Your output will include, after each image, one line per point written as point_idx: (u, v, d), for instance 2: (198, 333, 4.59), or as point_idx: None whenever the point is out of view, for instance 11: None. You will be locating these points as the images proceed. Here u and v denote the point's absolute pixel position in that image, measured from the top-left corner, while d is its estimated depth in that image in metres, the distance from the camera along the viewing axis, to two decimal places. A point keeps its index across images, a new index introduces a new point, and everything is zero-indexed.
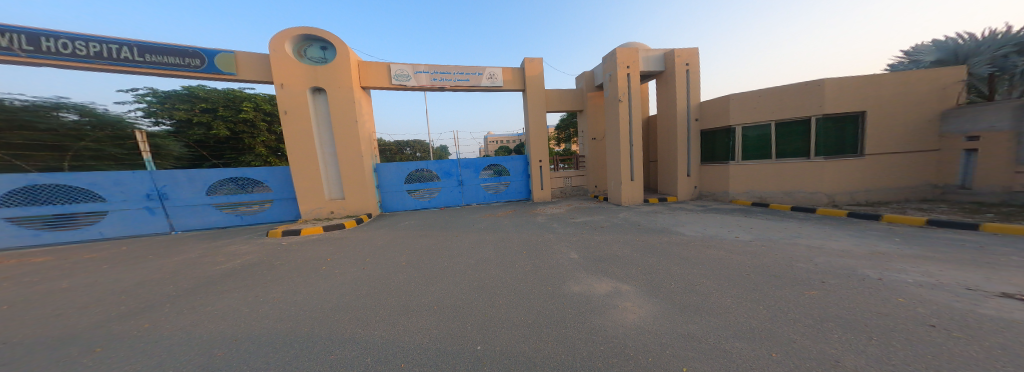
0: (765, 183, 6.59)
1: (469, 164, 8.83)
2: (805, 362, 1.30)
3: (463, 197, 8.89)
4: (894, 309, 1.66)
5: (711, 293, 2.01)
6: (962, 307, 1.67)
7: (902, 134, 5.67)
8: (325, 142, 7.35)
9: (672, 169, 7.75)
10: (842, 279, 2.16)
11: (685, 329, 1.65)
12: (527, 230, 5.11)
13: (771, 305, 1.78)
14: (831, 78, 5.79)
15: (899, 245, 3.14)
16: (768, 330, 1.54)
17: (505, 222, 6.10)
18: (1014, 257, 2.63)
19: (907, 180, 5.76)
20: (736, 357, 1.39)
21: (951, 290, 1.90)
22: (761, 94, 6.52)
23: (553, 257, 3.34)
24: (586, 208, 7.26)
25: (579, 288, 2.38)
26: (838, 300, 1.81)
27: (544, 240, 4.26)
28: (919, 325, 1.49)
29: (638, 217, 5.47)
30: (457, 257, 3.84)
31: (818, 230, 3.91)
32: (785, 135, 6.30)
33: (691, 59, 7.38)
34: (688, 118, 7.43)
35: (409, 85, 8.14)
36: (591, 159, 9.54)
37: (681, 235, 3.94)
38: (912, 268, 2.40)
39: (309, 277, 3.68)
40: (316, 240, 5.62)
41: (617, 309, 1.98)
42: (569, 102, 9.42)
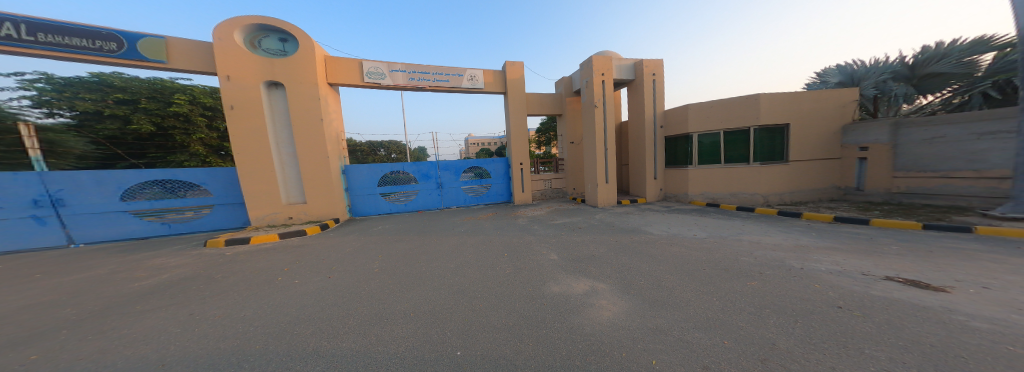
0: (717, 186, 7.40)
1: (448, 166, 8.67)
2: (750, 346, 1.53)
3: (443, 201, 8.66)
4: (813, 295, 2.02)
5: (674, 288, 2.25)
6: (860, 290, 2.09)
7: (816, 144, 6.79)
8: (282, 141, 6.66)
9: (641, 172, 8.33)
10: (775, 270, 2.56)
11: (654, 323, 1.83)
12: (508, 232, 5.15)
13: (723, 296, 2.05)
14: (765, 94, 6.73)
15: (815, 238, 3.79)
16: (720, 320, 1.78)
17: (484, 224, 6.07)
18: (895, 247, 3.32)
19: (819, 181, 6.91)
20: (697, 347, 1.58)
21: (851, 275, 2.37)
22: (713, 105, 7.29)
23: (534, 258, 3.44)
24: (564, 210, 7.44)
25: (557, 288, 2.49)
26: (772, 289, 2.14)
27: (525, 242, 4.35)
28: (832, 307, 1.83)
29: (612, 218, 5.81)
30: (436, 261, 3.76)
31: (758, 227, 4.53)
32: (733, 142, 7.13)
33: (657, 69, 8.02)
34: (654, 125, 8.07)
35: (383, 84, 7.74)
36: (570, 163, 9.83)
37: (650, 234, 4.31)
38: (825, 258, 2.93)
39: (262, 289, 3.31)
40: (267, 249, 5.03)
41: (594, 307, 2.11)
42: (549, 106, 9.61)
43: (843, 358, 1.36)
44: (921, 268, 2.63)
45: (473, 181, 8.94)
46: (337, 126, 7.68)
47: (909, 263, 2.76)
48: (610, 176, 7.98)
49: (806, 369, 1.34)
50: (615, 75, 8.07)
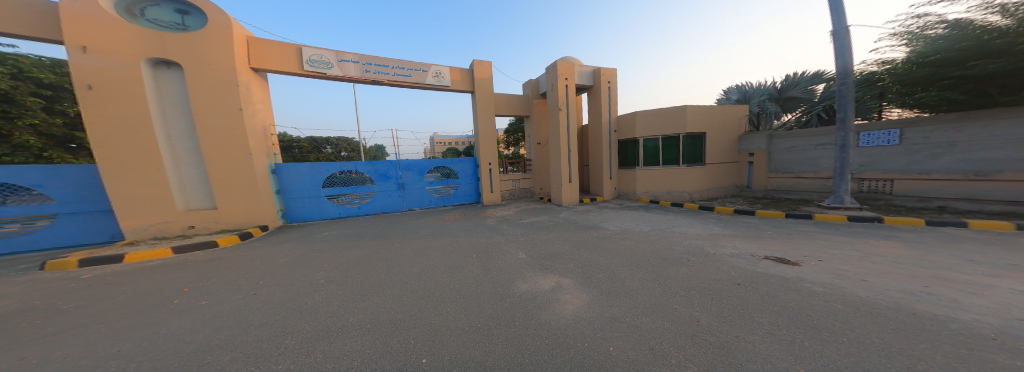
0: (656, 185, 8.46)
1: (408, 166, 8.65)
2: (681, 325, 2.02)
3: (404, 201, 8.62)
4: (722, 279, 2.58)
5: (626, 277, 2.62)
6: (752, 272, 2.79)
7: (723, 148, 8.34)
8: (177, 134, 5.81)
9: (598, 172, 9.03)
10: (697, 256, 3.15)
11: (610, 312, 2.14)
12: (476, 234, 5.06)
13: (662, 284, 2.48)
14: (690, 106, 7.95)
15: (723, 227, 4.78)
16: (662, 305, 2.22)
17: (450, 226, 5.88)
18: (771, 233, 4.42)
19: (726, 179, 8.51)
20: (644, 331, 1.95)
21: (746, 256, 3.13)
22: (654, 113, 8.29)
23: (504, 258, 3.53)
24: (532, 210, 7.57)
25: (526, 286, 2.61)
26: (696, 274, 2.66)
27: (496, 242, 4.39)
28: (735, 285, 2.51)
29: (575, 216, 6.28)
30: (399, 266, 3.52)
31: (685, 220, 5.45)
32: (670, 147, 8.24)
33: (611, 78, 8.76)
34: (609, 129, 8.78)
35: (329, 73, 7.51)
36: (538, 163, 10.14)
37: (606, 229, 4.78)
38: (731, 244, 3.74)
39: (151, 315, 2.61)
40: (153, 266, 3.97)
41: (559, 301, 2.29)
42: (517, 107, 9.84)
43: (742, 329, 1.94)
44: (787, 249, 3.59)
45: (440, 182, 9.01)
46: (263, 118, 6.99)
47: (781, 245, 3.72)
48: (573, 176, 8.49)
49: (719, 339, 1.88)
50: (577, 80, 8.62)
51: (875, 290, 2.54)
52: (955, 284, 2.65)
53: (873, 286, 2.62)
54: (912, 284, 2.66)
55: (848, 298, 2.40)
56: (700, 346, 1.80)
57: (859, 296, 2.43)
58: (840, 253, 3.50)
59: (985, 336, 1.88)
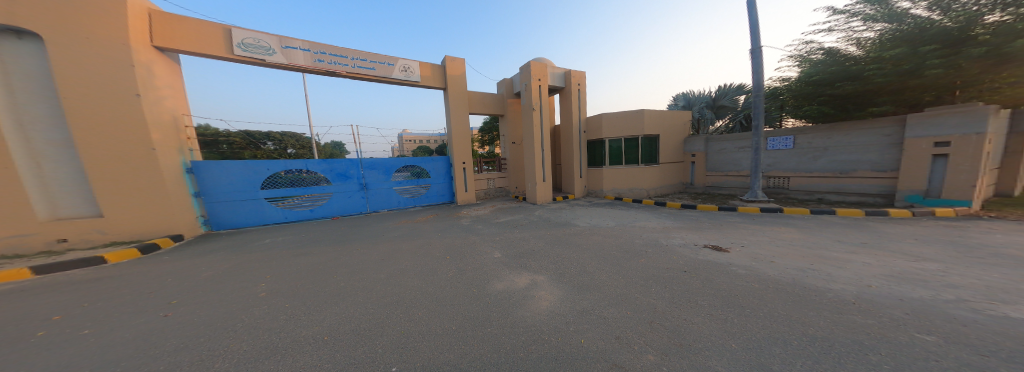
0: (620, 183, 9.02)
1: (370, 164, 8.26)
2: (640, 312, 2.27)
3: (368, 201, 8.22)
4: (671, 270, 2.97)
5: (593, 273, 2.87)
6: (695, 262, 3.25)
7: (673, 149, 9.30)
8: (39, 122, 4.65)
9: (570, 171, 9.40)
10: (651, 251, 3.56)
11: (581, 305, 2.31)
12: (450, 234, 5.10)
13: (626, 279, 2.74)
14: (647, 110, 8.71)
15: (673, 220, 5.44)
16: (625, 296, 2.46)
17: (421, 228, 5.71)
18: (710, 224, 5.15)
19: (676, 177, 9.51)
20: (611, 321, 2.14)
21: (691, 246, 3.71)
22: (618, 116, 8.87)
23: (480, 260, 3.58)
24: (507, 209, 7.54)
25: (502, 285, 2.73)
26: (652, 268, 3.00)
27: (471, 243, 4.43)
28: (681, 273, 2.94)
29: (548, 214, 6.53)
30: (365, 273, 3.32)
31: (643, 214, 6.02)
32: (631, 147, 8.89)
33: (581, 81, 9.13)
34: (579, 129, 9.16)
35: (269, 60, 6.75)
36: (512, 163, 10.18)
37: (577, 226, 5.12)
38: (678, 235, 4.30)
39: (15, 347, 2.03)
40: (7, 290, 3.07)
41: (534, 298, 2.43)
42: (491, 105, 9.78)
43: (688, 313, 2.24)
44: (722, 238, 4.24)
45: (410, 182, 8.74)
46: (173, 107, 5.89)
47: (716, 235, 4.39)
48: (547, 175, 8.70)
49: (673, 323, 2.14)
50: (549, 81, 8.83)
51: (785, 269, 3.12)
52: (832, 261, 3.40)
53: (784, 266, 3.21)
54: (812, 263, 3.29)
55: (766, 277, 2.91)
56: (657, 331, 2.02)
57: (774, 275, 2.95)
58: (760, 239, 4.21)
59: (848, 301, 2.44)
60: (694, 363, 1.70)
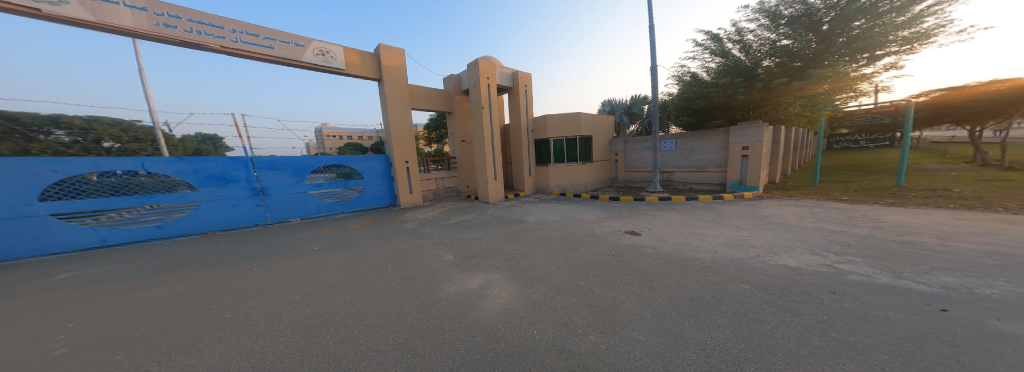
0: (564, 179, 9.66)
1: (270, 164, 6.76)
2: (583, 296, 2.52)
3: (267, 209, 6.73)
4: (605, 259, 3.40)
5: (544, 271, 3.08)
6: (620, 247, 3.83)
7: (603, 149, 10.51)
8: None
9: (521, 169, 9.63)
10: (592, 243, 3.99)
11: (533, 298, 2.47)
12: (392, 240, 4.65)
13: (571, 273, 3.00)
14: (583, 114, 9.61)
15: (605, 211, 6.22)
16: (571, 286, 2.70)
17: (352, 237, 4.99)
18: (634, 212, 6.08)
19: (607, 173, 10.77)
20: (560, 309, 2.30)
21: (616, 233, 4.41)
22: (560, 117, 9.46)
23: (426, 264, 3.38)
24: (457, 210, 7.18)
25: (455, 287, 2.70)
26: (592, 260, 3.37)
27: (419, 247, 4.14)
28: (614, 259, 3.41)
29: (499, 212, 6.59)
30: (263, 296, 2.72)
31: (580, 208, 6.65)
32: (570, 147, 9.64)
33: (528, 82, 9.44)
34: (527, 129, 9.43)
35: (57, 13, 4.71)
36: (462, 162, 9.80)
37: (527, 222, 5.38)
38: (608, 224, 4.96)
39: None
40: None
41: (488, 298, 2.48)
42: (437, 102, 9.17)
43: (622, 293, 2.58)
44: (643, 224, 5.06)
45: (332, 184, 7.47)
46: None
47: (639, 222, 5.21)
48: (498, 174, 8.69)
49: (608, 303, 2.43)
50: (498, 80, 8.81)
51: (687, 246, 3.90)
52: (714, 236, 4.42)
53: (687, 244, 4.00)
54: (703, 240, 4.20)
55: (673, 255, 3.58)
56: (597, 312, 2.27)
57: (678, 253, 3.66)
58: (669, 223, 5.17)
59: (721, 266, 3.23)
60: (620, 335, 1.98)
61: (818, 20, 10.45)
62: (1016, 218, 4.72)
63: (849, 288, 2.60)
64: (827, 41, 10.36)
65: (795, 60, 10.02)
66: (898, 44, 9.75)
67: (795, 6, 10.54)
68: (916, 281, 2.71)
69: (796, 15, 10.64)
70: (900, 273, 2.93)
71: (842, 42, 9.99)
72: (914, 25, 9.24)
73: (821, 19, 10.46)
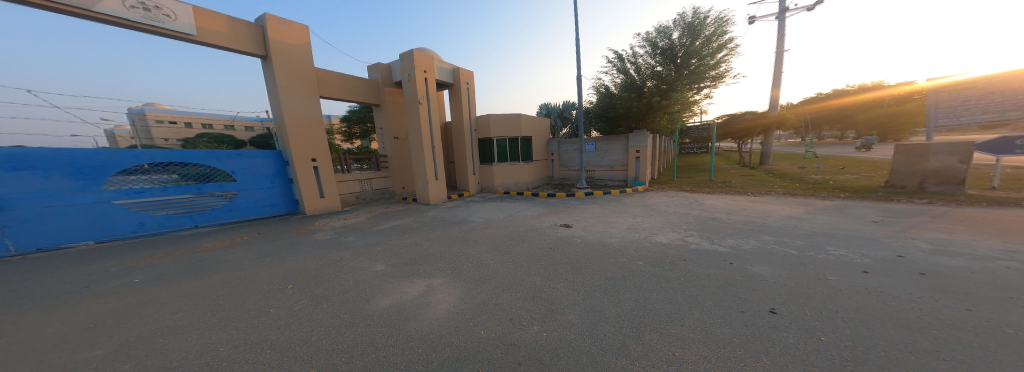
0: (507, 178, 9.82)
1: (13, 162, 4.63)
2: (527, 290, 2.62)
3: (9, 230, 4.58)
4: (545, 253, 3.61)
5: (491, 269, 3.10)
6: (557, 240, 4.13)
7: (541, 148, 11.11)
8: None
9: (464, 168, 9.38)
10: (536, 239, 4.18)
11: (478, 299, 2.44)
12: (309, 253, 3.93)
13: (518, 270, 3.07)
14: (523, 115, 9.91)
15: (544, 207, 6.58)
16: (518, 282, 2.77)
17: (236, 256, 3.97)
18: (570, 207, 6.62)
19: (545, 172, 11.45)
20: (505, 306, 2.33)
21: (554, 227, 4.73)
22: (502, 117, 9.55)
23: (342, 279, 2.94)
24: (387, 214, 6.52)
25: (391, 298, 2.46)
26: (537, 255, 3.54)
27: (337, 260, 3.58)
28: (555, 252, 3.64)
29: (442, 213, 6.29)
30: (76, 352, 1.92)
31: (521, 205, 6.88)
32: (512, 147, 9.85)
33: (470, 79, 9.26)
34: (469, 127, 9.26)
35: None
36: (395, 160, 8.97)
37: (472, 222, 5.28)
38: (547, 219, 5.30)
39: None
40: None
41: (431, 304, 2.35)
42: (360, 92, 8.14)
43: (559, 282, 2.79)
44: (578, 217, 5.55)
45: (164, 189, 5.70)
46: None
47: (574, 215, 5.70)
48: (439, 173, 8.26)
49: (548, 293, 2.57)
50: (436, 74, 8.33)
51: (612, 234, 4.44)
52: (632, 223, 5.18)
53: (612, 232, 4.57)
54: (624, 227, 4.86)
55: (601, 242, 4.03)
56: (539, 302, 2.40)
57: (604, 240, 4.15)
58: (598, 215, 5.82)
59: (638, 248, 3.81)
60: (559, 321, 2.13)
61: (674, 55, 13.01)
62: (791, 198, 6.97)
63: (722, 257, 3.42)
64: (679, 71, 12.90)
65: (664, 84, 12.72)
66: (709, 81, 13.07)
67: (665, 40, 13.00)
68: (760, 247, 3.72)
69: (665, 47, 12.98)
70: (743, 241, 3.99)
71: (687, 73, 12.77)
72: (717, 67, 12.68)
73: (677, 54, 12.96)
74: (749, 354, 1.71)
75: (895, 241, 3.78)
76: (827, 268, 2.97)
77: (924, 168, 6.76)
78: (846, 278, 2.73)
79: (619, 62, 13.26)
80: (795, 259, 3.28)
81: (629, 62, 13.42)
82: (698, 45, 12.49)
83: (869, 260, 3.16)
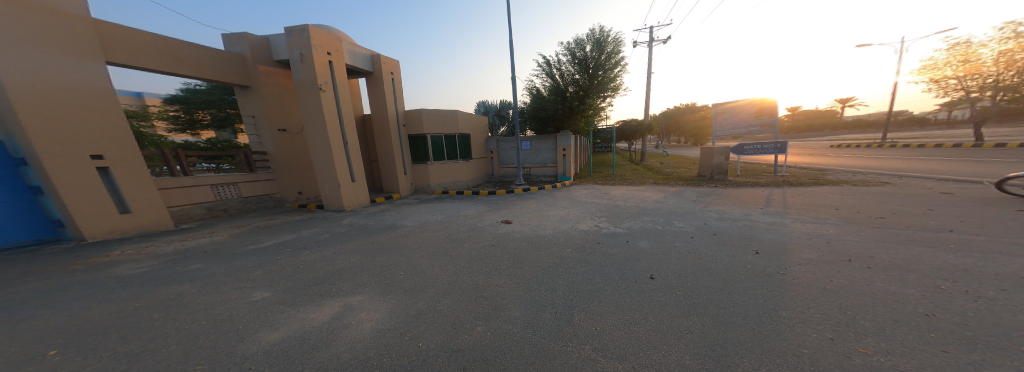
0: (444, 177, 9.39)
1: None
2: (468, 292, 2.52)
3: None
4: (484, 251, 3.57)
5: (426, 275, 2.92)
6: (497, 237, 4.13)
7: (480, 146, 11.01)
8: None
9: (391, 168, 8.59)
10: (476, 238, 4.09)
11: (414, 310, 2.24)
12: (171, 287, 2.97)
13: (457, 273, 2.93)
14: (459, 112, 9.62)
15: (482, 205, 6.52)
16: (458, 284, 2.67)
17: (28, 304, 2.67)
18: (507, 204, 6.71)
19: (485, 169, 11.38)
20: (445, 311, 2.21)
21: (494, 224, 4.72)
22: (436, 113, 9.08)
23: (192, 320, 2.24)
24: (268, 227, 5.55)
25: (300, 325, 2.09)
26: (478, 254, 3.46)
27: (171, 298, 2.69)
28: (494, 249, 3.64)
29: (365, 220, 5.61)
30: None
31: (458, 205, 6.67)
32: (449, 144, 9.48)
33: (394, 69, 8.58)
34: (396, 122, 8.54)
35: None
36: (279, 156, 7.61)
37: (404, 227, 4.85)
38: (487, 217, 5.26)
39: None
40: None
41: (353, 323, 2.08)
42: (218, 69, 6.60)
43: (500, 279, 2.77)
44: (515, 213, 5.65)
45: None
46: None
47: (510, 211, 5.80)
48: (356, 173, 7.37)
49: (490, 292, 2.53)
50: (346, 59, 7.39)
51: (545, 227, 4.67)
52: (562, 214, 5.57)
53: (541, 224, 4.81)
54: (556, 219, 5.17)
55: (538, 235, 4.20)
56: (479, 301, 2.35)
57: (538, 232, 4.35)
58: (533, 210, 6.06)
59: (572, 237, 4.10)
60: (502, 317, 2.11)
61: (588, 66, 13.89)
62: (675, 185, 8.61)
63: (633, 239, 3.95)
64: (592, 80, 13.96)
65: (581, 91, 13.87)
66: (611, 92, 14.24)
67: (580, 51, 13.77)
68: (660, 227, 4.45)
69: (581, 58, 13.79)
70: (648, 223, 4.69)
71: (597, 83, 13.91)
72: (618, 80, 14.06)
73: (589, 65, 13.90)
74: (666, 320, 1.98)
75: (701, 213, 5.23)
76: (708, 242, 3.71)
77: (713, 163, 9.14)
78: (720, 249, 3.44)
79: (547, 67, 14.12)
80: (687, 235, 4.03)
81: (554, 68, 14.33)
82: (603, 58, 13.59)
83: (731, 232, 4.09)
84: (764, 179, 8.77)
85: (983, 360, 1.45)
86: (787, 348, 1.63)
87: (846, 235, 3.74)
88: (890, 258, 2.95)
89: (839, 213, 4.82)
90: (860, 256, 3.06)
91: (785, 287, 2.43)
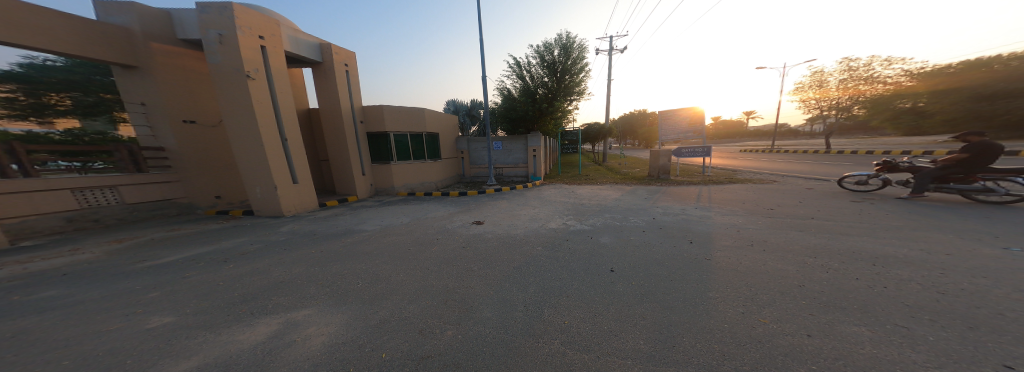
0: (409, 178, 9.02)
1: None
2: (434, 297, 2.43)
3: None
4: (449, 253, 3.48)
5: (387, 281, 2.77)
6: (469, 238, 4.06)
7: (450, 145, 10.76)
8: None
9: (348, 168, 8.06)
10: (446, 240, 3.97)
11: (374, 319, 2.10)
12: (58, 317, 2.44)
13: (422, 278, 2.82)
14: (426, 109, 9.28)
15: (451, 206, 6.36)
16: (423, 289, 2.57)
17: None
18: (478, 205, 6.61)
19: (455, 169, 11.15)
20: (409, 317, 2.11)
21: (465, 225, 4.64)
22: (399, 110, 8.66)
23: (84, 357, 1.86)
24: (165, 240, 4.88)
25: (234, 347, 1.87)
26: (446, 257, 3.36)
27: (14, 337, 2.15)
28: (461, 251, 3.56)
29: (315, 226, 5.16)
30: None
31: (426, 206, 6.43)
32: (416, 143, 9.14)
33: (348, 60, 8.07)
34: (351, 118, 8.02)
35: None
36: (184, 152, 6.70)
37: (363, 232, 4.56)
38: (458, 218, 5.15)
39: None
40: None
41: (300, 340, 1.90)
42: (100, 48, 5.68)
43: (468, 281, 2.71)
44: (484, 213, 5.60)
45: None
46: None
47: (479, 212, 5.74)
48: (297, 174, 6.80)
49: (458, 295, 2.47)
50: (285, 45, 6.77)
51: (511, 226, 4.68)
52: (530, 213, 5.64)
53: (506, 224, 4.82)
54: (526, 218, 5.20)
55: (507, 235, 4.21)
56: (445, 305, 2.28)
57: (508, 232, 4.35)
58: (501, 209, 6.05)
59: (542, 235, 4.15)
60: (473, 319, 2.07)
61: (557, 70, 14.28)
62: (632, 183, 9.22)
63: (598, 235, 4.11)
64: (561, 83, 14.38)
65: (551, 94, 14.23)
66: (579, 95, 14.83)
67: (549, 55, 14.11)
68: (622, 223, 4.69)
69: (550, 62, 14.15)
70: (609, 219, 4.95)
71: (566, 87, 14.37)
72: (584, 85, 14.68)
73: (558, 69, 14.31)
74: (626, 310, 2.09)
75: (650, 208, 5.65)
76: (664, 235, 3.99)
77: (659, 164, 9.82)
78: (669, 241, 3.73)
79: (517, 69, 14.24)
80: (646, 229, 4.30)
81: (524, 70, 14.50)
82: (571, 63, 14.10)
83: (678, 225, 4.45)
84: (696, 178, 9.77)
85: (871, 322, 1.75)
86: (717, 326, 1.80)
87: (749, 224, 4.27)
88: (778, 241, 3.42)
89: (759, 205, 5.51)
90: (758, 241, 3.50)
91: (712, 273, 2.69)
